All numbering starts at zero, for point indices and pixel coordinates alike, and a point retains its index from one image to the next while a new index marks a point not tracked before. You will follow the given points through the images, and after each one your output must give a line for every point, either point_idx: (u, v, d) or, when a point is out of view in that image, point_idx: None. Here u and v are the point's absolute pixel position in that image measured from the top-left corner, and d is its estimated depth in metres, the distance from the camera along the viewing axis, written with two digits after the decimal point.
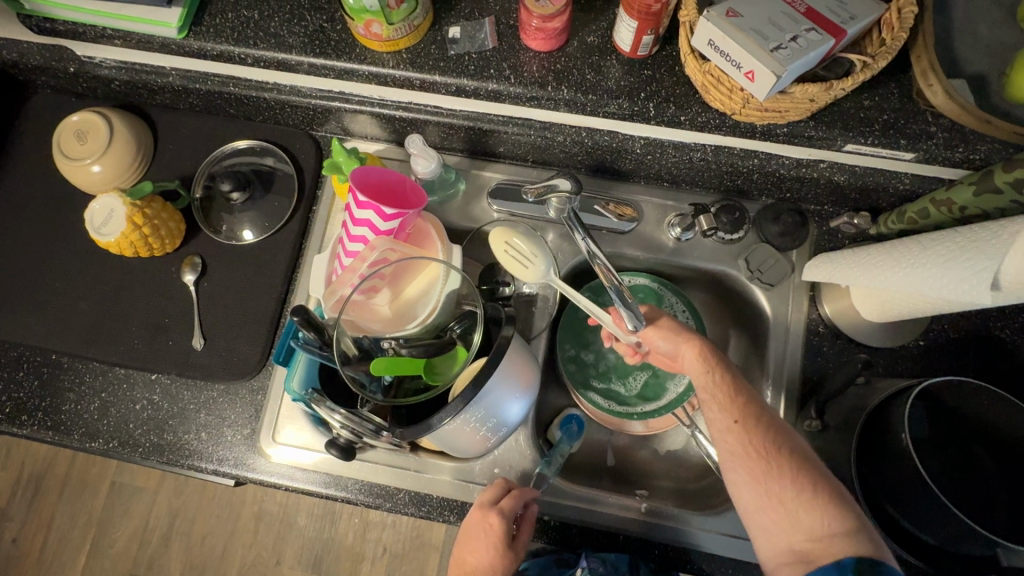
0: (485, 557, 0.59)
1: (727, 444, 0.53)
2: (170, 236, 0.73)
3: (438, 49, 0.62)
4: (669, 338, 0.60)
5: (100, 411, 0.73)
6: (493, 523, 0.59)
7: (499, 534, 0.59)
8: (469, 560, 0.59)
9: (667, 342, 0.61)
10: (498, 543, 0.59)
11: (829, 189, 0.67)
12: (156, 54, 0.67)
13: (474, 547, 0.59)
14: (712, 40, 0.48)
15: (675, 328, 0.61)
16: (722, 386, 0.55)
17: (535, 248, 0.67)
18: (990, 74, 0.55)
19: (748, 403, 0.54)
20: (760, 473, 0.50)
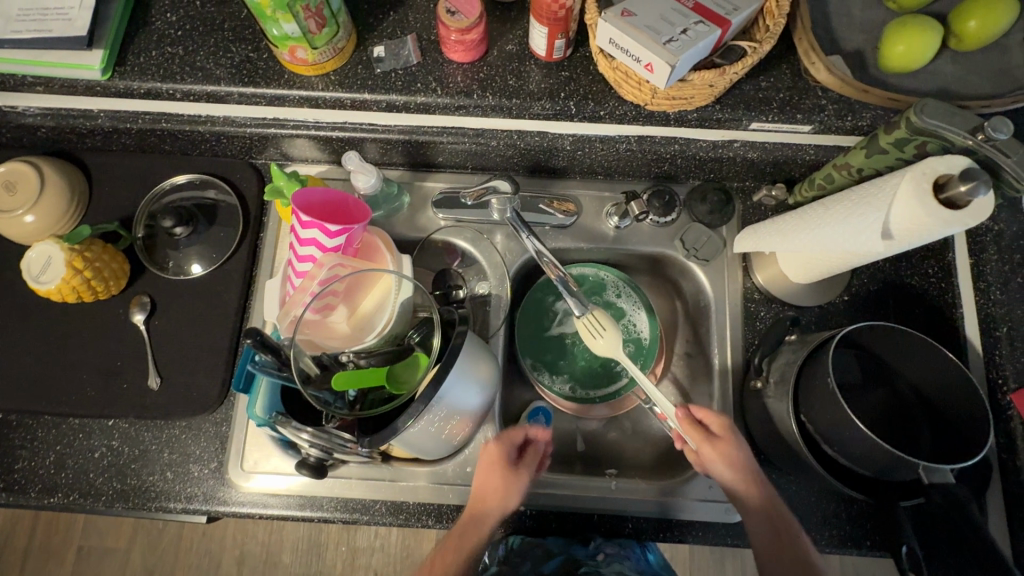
0: (496, 481, 0.64)
1: None
2: (114, 277, 0.72)
3: (365, 69, 0.64)
4: (728, 471, 0.61)
5: (56, 465, 0.71)
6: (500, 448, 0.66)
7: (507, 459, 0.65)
8: (480, 488, 0.65)
9: (724, 466, 0.61)
10: (507, 468, 0.65)
11: (746, 166, 0.72)
12: (82, 97, 0.67)
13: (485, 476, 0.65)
14: (613, 39, 0.52)
15: (736, 457, 0.61)
16: (781, 526, 0.60)
17: (610, 322, 0.69)
18: (865, 50, 0.62)
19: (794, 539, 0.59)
20: None
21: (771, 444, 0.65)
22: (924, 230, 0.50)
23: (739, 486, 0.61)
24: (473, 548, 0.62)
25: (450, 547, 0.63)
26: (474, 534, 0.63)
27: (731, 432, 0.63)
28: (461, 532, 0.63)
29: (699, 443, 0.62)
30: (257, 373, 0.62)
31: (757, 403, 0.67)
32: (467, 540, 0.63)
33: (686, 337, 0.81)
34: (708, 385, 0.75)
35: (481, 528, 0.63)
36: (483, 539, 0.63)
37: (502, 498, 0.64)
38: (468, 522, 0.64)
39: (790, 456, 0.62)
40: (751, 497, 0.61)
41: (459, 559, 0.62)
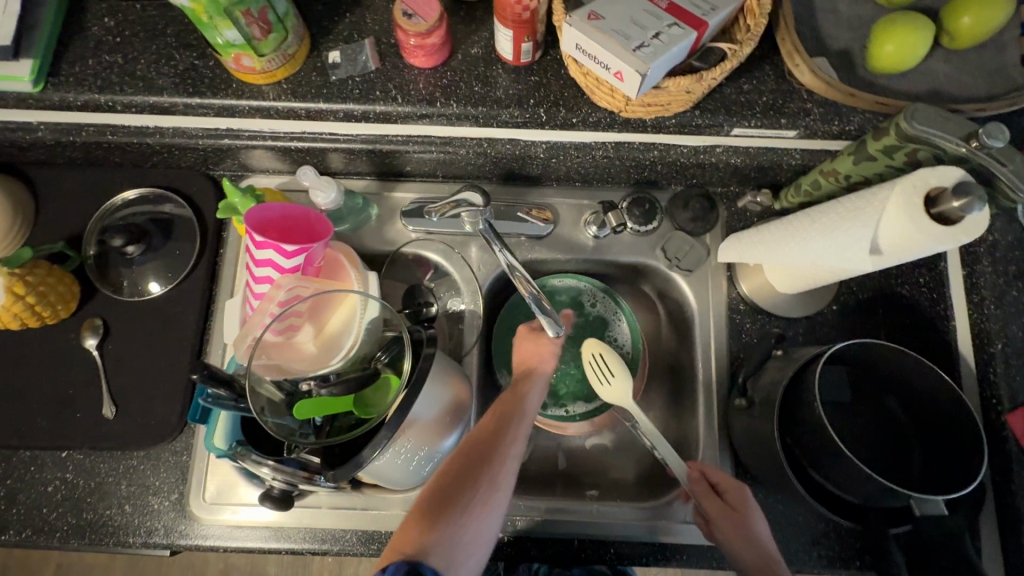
0: (529, 384, 0.62)
1: None
2: (62, 300, 0.68)
3: (320, 76, 0.60)
4: (736, 546, 0.54)
5: (7, 500, 0.67)
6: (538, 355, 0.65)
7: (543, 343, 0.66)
8: (514, 390, 0.62)
9: (733, 538, 0.55)
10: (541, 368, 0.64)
11: (730, 171, 0.69)
12: (17, 109, 0.63)
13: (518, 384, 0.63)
14: (579, 44, 0.48)
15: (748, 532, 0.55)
16: None
17: (620, 367, 0.67)
18: (852, 49, 0.58)
19: None
20: None
21: (757, 465, 0.62)
22: (915, 247, 0.46)
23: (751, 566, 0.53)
24: (513, 441, 0.57)
25: (479, 441, 0.56)
26: (512, 426, 0.58)
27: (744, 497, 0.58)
28: (491, 425, 0.58)
29: (712, 509, 0.57)
30: (212, 407, 0.58)
31: (744, 422, 0.64)
32: (499, 420, 0.58)
33: (671, 349, 0.78)
34: (693, 401, 0.72)
35: (520, 428, 0.58)
36: (524, 433, 0.58)
37: (534, 380, 0.63)
38: (499, 415, 0.59)
39: (776, 479, 0.59)
40: None
41: (499, 456, 0.55)
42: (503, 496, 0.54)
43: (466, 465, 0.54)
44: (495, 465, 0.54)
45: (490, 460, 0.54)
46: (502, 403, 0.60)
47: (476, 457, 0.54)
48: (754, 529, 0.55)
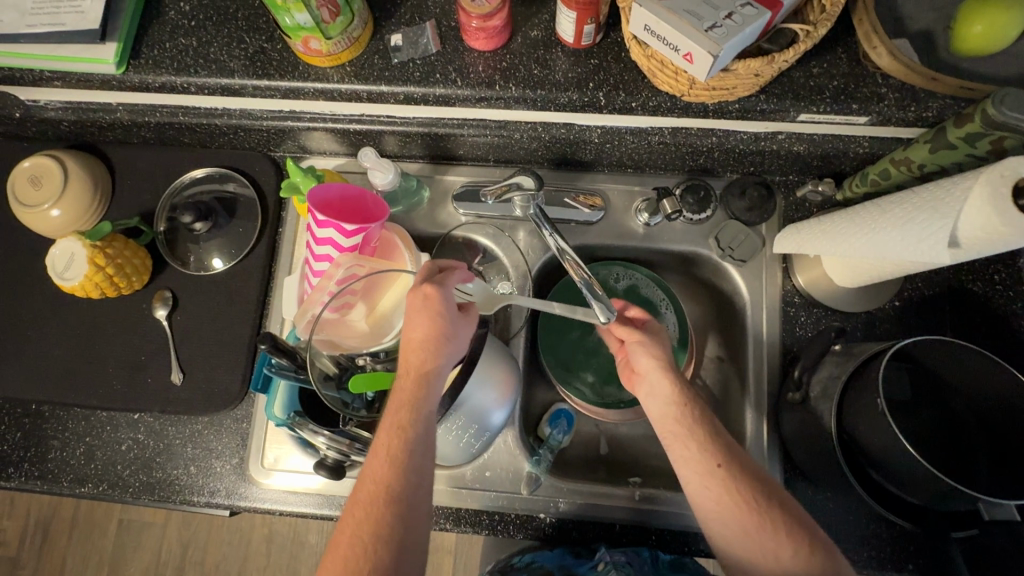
0: (420, 400, 0.52)
1: (693, 469, 0.52)
2: (136, 272, 0.72)
3: (381, 59, 0.61)
4: (653, 350, 0.58)
5: (86, 455, 0.73)
6: (426, 356, 0.53)
7: (436, 330, 0.53)
8: (399, 413, 0.51)
9: (647, 356, 0.58)
10: (430, 370, 0.53)
11: (791, 159, 0.67)
12: (100, 90, 0.66)
13: (402, 403, 0.52)
14: (648, 25, 0.47)
15: (655, 350, 0.58)
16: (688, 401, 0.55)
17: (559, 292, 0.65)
18: (934, 31, 0.55)
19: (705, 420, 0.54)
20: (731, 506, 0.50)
21: (809, 460, 0.61)
22: (1000, 241, 0.44)
23: (657, 373, 0.57)
24: (414, 484, 0.50)
25: (376, 504, 0.49)
26: (409, 471, 0.50)
27: (653, 324, 0.61)
28: (384, 473, 0.49)
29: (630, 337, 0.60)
30: (275, 376, 0.61)
31: (797, 417, 0.62)
32: (393, 467, 0.50)
33: (719, 340, 0.77)
34: (741, 393, 0.71)
35: (417, 462, 0.50)
36: (426, 448, 0.51)
37: (427, 391, 0.53)
38: (391, 460, 0.50)
39: (830, 475, 0.58)
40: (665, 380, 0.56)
41: (403, 514, 0.49)
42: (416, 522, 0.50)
43: (369, 538, 0.48)
44: (400, 523, 0.49)
45: (393, 524, 0.48)
46: (392, 441, 0.50)
47: (378, 525, 0.48)
48: (662, 345, 0.59)
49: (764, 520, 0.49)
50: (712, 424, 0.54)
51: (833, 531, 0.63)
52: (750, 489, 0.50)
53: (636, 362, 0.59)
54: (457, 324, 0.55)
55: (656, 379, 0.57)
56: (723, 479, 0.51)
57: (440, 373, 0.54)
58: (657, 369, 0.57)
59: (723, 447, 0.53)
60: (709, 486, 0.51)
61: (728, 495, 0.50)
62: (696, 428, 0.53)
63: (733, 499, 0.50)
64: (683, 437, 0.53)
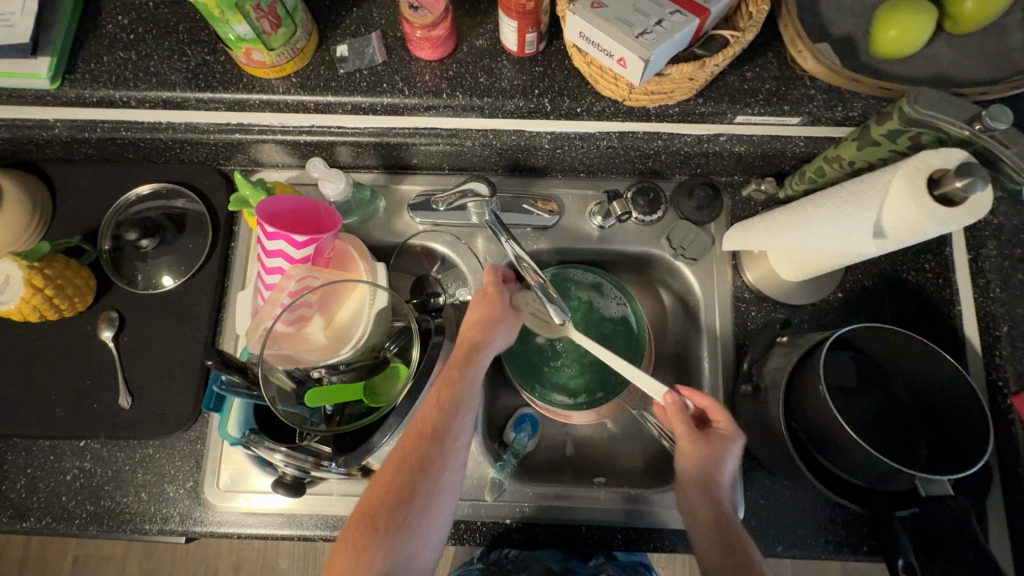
0: (472, 363, 0.57)
1: (699, 520, 0.55)
2: (79, 293, 0.70)
3: (328, 69, 0.61)
4: (705, 471, 0.55)
5: (28, 488, 0.69)
6: (483, 330, 0.60)
7: (491, 314, 0.61)
8: (453, 368, 0.57)
9: (699, 462, 0.55)
10: (484, 344, 0.59)
11: (733, 160, 0.69)
12: (34, 106, 0.64)
13: (456, 364, 0.57)
14: (582, 33, 0.49)
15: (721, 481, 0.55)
16: (714, 471, 0.55)
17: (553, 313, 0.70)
18: (856, 35, 0.58)
19: (714, 477, 0.55)
20: (715, 551, 0.52)
21: (762, 450, 0.63)
22: (919, 230, 0.47)
23: (697, 490, 0.55)
24: (456, 432, 0.54)
25: (420, 440, 0.53)
26: (453, 419, 0.54)
27: (727, 432, 0.56)
28: (431, 418, 0.54)
29: (682, 431, 0.56)
30: (226, 394, 0.59)
31: (751, 409, 0.64)
32: (440, 412, 0.54)
33: (676, 338, 0.79)
34: (699, 389, 0.72)
35: (463, 415, 0.55)
36: (471, 406, 0.56)
37: (478, 359, 0.58)
38: (438, 405, 0.54)
39: (784, 464, 0.60)
40: (702, 471, 0.55)
41: (442, 457, 0.52)
42: (452, 470, 0.53)
43: (410, 468, 0.51)
44: (437, 465, 0.52)
45: (434, 461, 0.52)
46: (444, 389, 0.55)
47: (420, 458, 0.52)
48: (722, 456, 0.55)
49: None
50: (722, 482, 0.55)
51: (789, 518, 0.64)
52: (730, 548, 0.52)
53: (683, 468, 0.56)
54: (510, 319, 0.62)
55: (698, 492, 0.55)
56: (714, 529, 0.53)
57: (492, 349, 0.59)
58: (699, 480, 0.55)
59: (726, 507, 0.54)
60: (703, 528, 0.54)
61: (716, 546, 0.52)
62: (709, 486, 0.54)
63: (711, 545, 0.53)
64: (698, 490, 0.55)
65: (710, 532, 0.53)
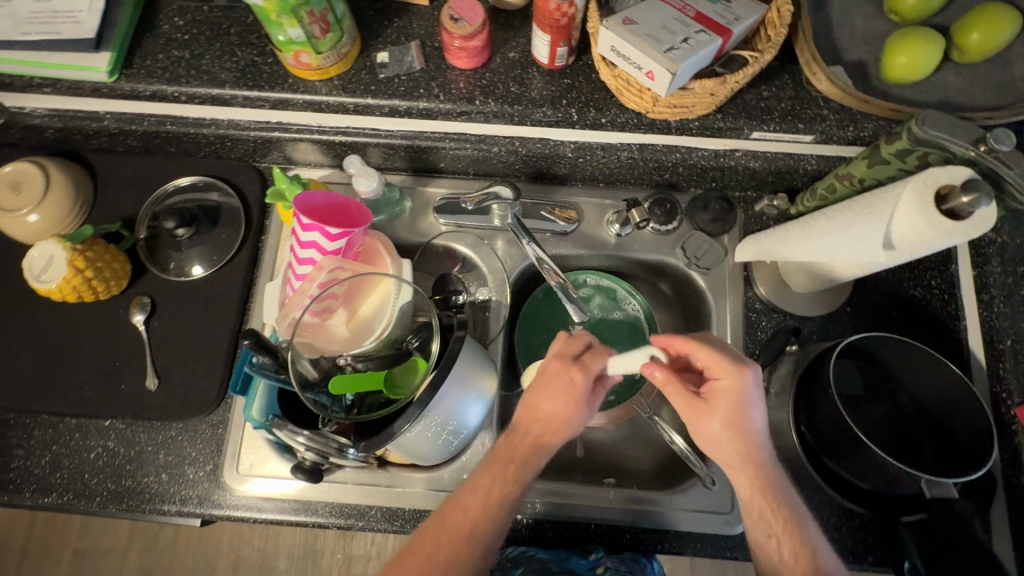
0: (529, 463, 0.58)
1: (737, 479, 0.55)
2: (115, 277, 0.72)
3: (368, 74, 0.65)
4: (724, 432, 0.53)
5: (51, 464, 0.71)
6: (557, 428, 0.58)
7: (567, 408, 0.58)
8: (507, 466, 0.57)
9: (717, 426, 0.54)
10: (548, 444, 0.58)
11: (748, 175, 0.72)
12: (89, 98, 0.68)
13: (513, 463, 0.58)
14: (613, 46, 0.52)
15: (744, 432, 0.53)
16: (736, 431, 0.53)
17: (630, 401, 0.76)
18: (868, 60, 0.62)
19: (738, 438, 0.53)
20: (759, 504, 0.54)
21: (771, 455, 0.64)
22: (926, 241, 0.50)
23: (727, 452, 0.54)
24: (499, 532, 0.56)
25: (459, 536, 0.55)
26: (497, 521, 0.56)
27: (730, 382, 0.53)
28: (475, 516, 0.56)
29: (686, 401, 0.54)
30: (256, 374, 0.62)
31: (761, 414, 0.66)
32: (485, 513, 0.56)
33: None
34: None
35: (507, 516, 0.57)
36: (513, 508, 0.58)
37: (536, 459, 0.58)
38: (486, 506, 0.56)
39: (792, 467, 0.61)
40: (724, 436, 0.54)
41: (479, 557, 0.55)
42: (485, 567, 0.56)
43: (446, 561, 0.54)
44: (476, 563, 0.55)
45: (469, 560, 0.55)
46: (494, 492, 0.56)
47: (457, 555, 0.55)
48: (736, 410, 0.53)
49: (776, 530, 0.53)
50: (746, 438, 0.53)
51: None
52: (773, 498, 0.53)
53: (703, 433, 0.55)
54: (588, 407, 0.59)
55: (724, 453, 0.54)
56: (753, 483, 0.54)
57: (552, 448, 0.59)
58: (724, 440, 0.54)
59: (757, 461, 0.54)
60: (742, 486, 0.54)
61: (761, 499, 0.54)
62: (734, 447, 0.53)
63: (754, 500, 0.54)
64: (725, 452, 0.54)
65: (750, 488, 0.54)
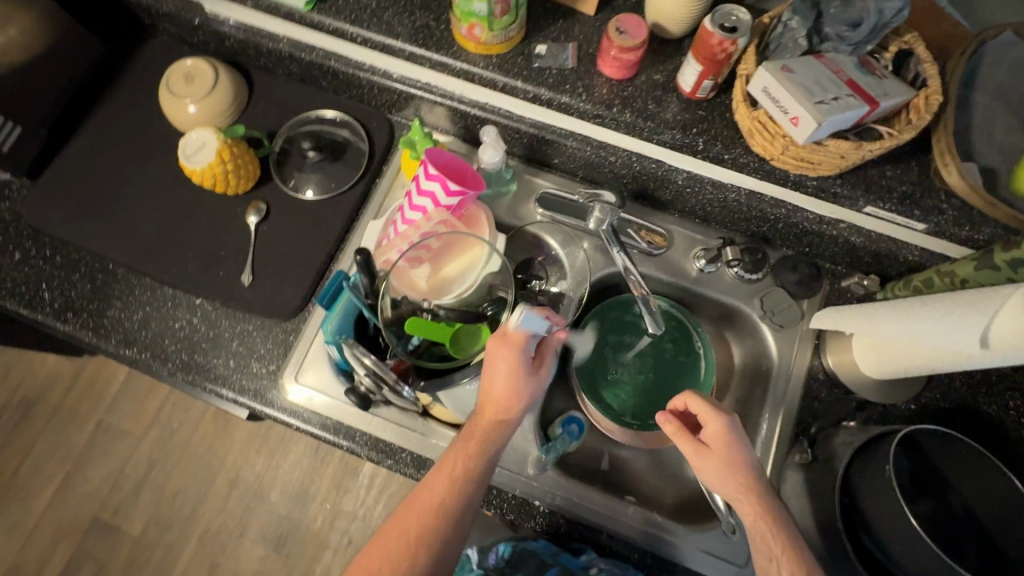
0: (488, 443, 0.62)
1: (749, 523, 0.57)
2: (247, 177, 0.80)
3: (524, 60, 0.70)
4: (731, 468, 0.58)
5: (141, 322, 0.78)
6: (507, 408, 0.63)
7: (513, 379, 0.62)
8: (479, 448, 0.62)
9: (721, 465, 0.59)
10: (507, 420, 0.63)
11: (845, 248, 0.74)
12: (277, 21, 0.78)
13: (471, 448, 0.62)
14: (766, 87, 0.57)
15: (733, 460, 0.59)
16: (738, 468, 0.58)
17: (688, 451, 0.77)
18: (1000, 168, 0.63)
19: (742, 473, 0.58)
20: (772, 550, 0.54)
21: (804, 519, 0.64)
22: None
23: (733, 490, 0.58)
24: (462, 514, 0.60)
25: (432, 510, 0.59)
26: (458, 501, 0.60)
27: (722, 428, 0.60)
28: (436, 503, 0.59)
29: (690, 447, 0.60)
30: (347, 290, 0.70)
31: (801, 478, 0.67)
32: (458, 492, 0.60)
33: (737, 396, 0.81)
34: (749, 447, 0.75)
35: (473, 493, 0.60)
36: (485, 483, 0.61)
37: (500, 433, 0.63)
38: (460, 484, 0.60)
39: (823, 537, 0.61)
40: (731, 472, 0.58)
41: (454, 527, 0.59)
42: (460, 538, 0.60)
43: (422, 535, 0.58)
44: (447, 536, 0.59)
45: (443, 533, 0.58)
46: (465, 466, 0.61)
47: (435, 530, 0.58)
48: (739, 446, 0.59)
49: (778, 555, 0.54)
50: (753, 471, 0.59)
51: None
52: (786, 541, 0.55)
53: (709, 475, 0.60)
54: (531, 379, 0.63)
55: (728, 489, 0.59)
56: (767, 528, 0.56)
57: (511, 427, 0.64)
58: (729, 475, 0.58)
59: (764, 499, 0.57)
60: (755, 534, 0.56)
61: (771, 546, 0.54)
62: (736, 480, 0.58)
63: (764, 548, 0.55)
64: (731, 488, 0.58)
65: (762, 533, 0.55)
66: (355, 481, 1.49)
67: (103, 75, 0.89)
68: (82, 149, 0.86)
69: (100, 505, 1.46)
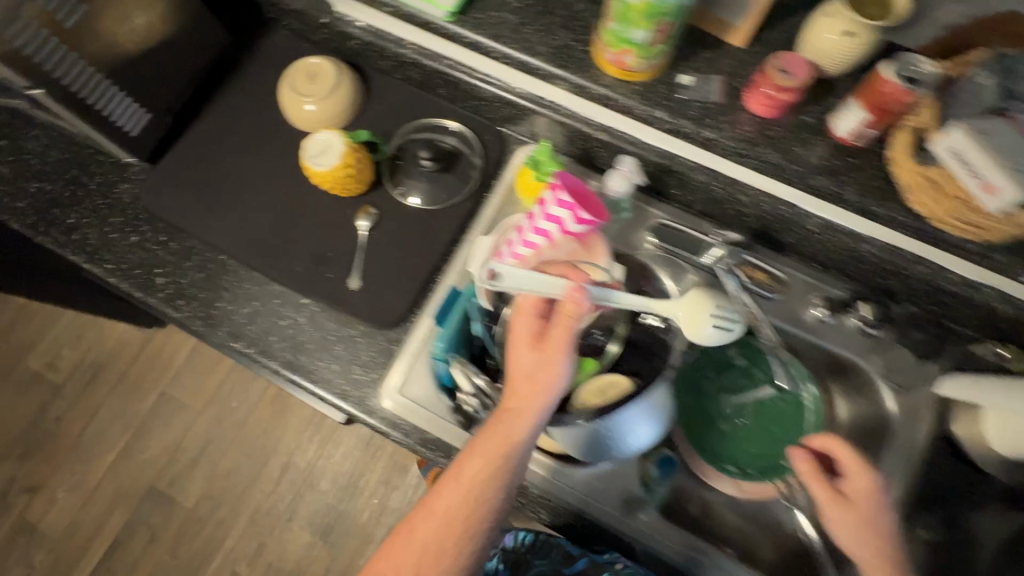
0: (494, 427, 0.57)
1: None
2: (365, 181, 0.80)
3: (666, 89, 0.67)
4: (870, 526, 0.56)
5: (249, 316, 0.79)
6: (531, 391, 0.57)
7: (528, 359, 0.58)
8: (495, 432, 0.57)
9: (860, 522, 0.56)
10: (515, 403, 0.58)
11: (985, 314, 0.70)
12: (409, 29, 0.77)
13: (500, 435, 0.57)
14: (956, 149, 0.53)
15: (875, 519, 0.56)
16: (878, 529, 0.56)
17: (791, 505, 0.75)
18: None
19: (881, 534, 0.56)
20: None
21: None
22: None
23: (867, 551, 0.55)
24: (490, 505, 0.56)
25: (467, 500, 0.55)
26: (492, 492, 0.55)
27: (868, 481, 0.57)
28: (473, 493, 0.55)
29: (828, 496, 0.57)
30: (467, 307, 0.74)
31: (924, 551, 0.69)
32: (489, 481, 0.56)
33: None
34: None
35: (505, 484, 0.56)
36: (518, 476, 0.57)
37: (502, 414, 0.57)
38: (494, 473, 0.55)
39: None
40: (871, 533, 0.55)
41: (484, 519, 0.55)
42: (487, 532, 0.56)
43: (454, 524, 0.55)
44: (479, 529, 0.55)
45: (477, 525, 0.55)
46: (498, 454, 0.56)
47: (467, 521, 0.55)
48: (881, 503, 0.57)
49: None
50: (889, 536, 0.56)
51: None
52: None
53: (841, 528, 0.56)
54: (530, 354, 0.58)
55: (860, 547, 0.55)
56: None
57: (523, 415, 0.57)
58: (865, 534, 0.55)
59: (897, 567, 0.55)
60: None
61: None
62: (876, 542, 0.55)
63: None
64: (868, 551, 0.55)
65: None
66: (403, 478, 1.51)
67: (225, 65, 0.90)
68: (202, 137, 0.87)
69: (157, 474, 1.51)
